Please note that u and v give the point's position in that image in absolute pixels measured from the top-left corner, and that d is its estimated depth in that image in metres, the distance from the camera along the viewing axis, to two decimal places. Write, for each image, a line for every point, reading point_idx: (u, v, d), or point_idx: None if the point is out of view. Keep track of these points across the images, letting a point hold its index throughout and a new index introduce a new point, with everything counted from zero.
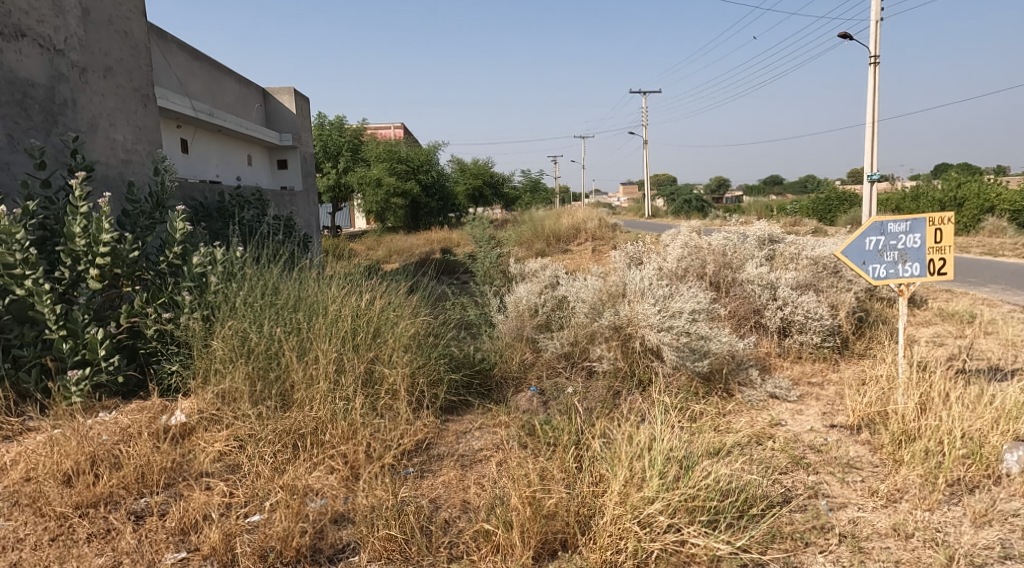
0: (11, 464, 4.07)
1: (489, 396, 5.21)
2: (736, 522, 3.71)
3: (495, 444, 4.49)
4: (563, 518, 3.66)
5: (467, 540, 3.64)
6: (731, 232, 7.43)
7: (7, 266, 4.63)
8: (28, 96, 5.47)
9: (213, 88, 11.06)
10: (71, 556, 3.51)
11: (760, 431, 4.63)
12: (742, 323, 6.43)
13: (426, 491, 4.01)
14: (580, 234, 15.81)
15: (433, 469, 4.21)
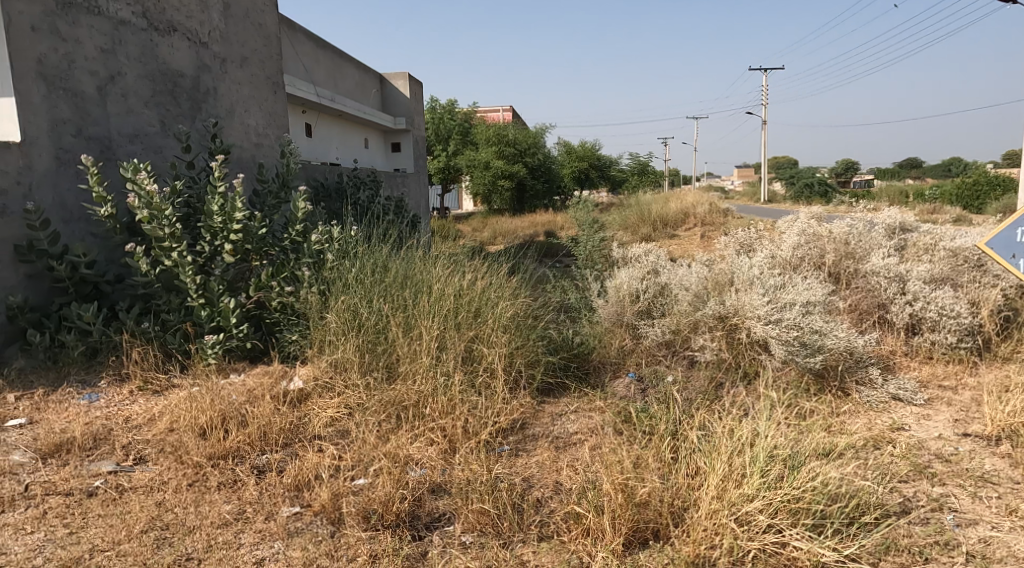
0: (159, 415, 4.56)
1: (587, 380, 5.35)
2: (845, 529, 3.67)
3: (590, 428, 4.63)
4: (656, 508, 3.75)
5: (558, 521, 3.81)
6: (859, 219, 7.21)
7: (157, 239, 5.16)
8: (177, 86, 6.29)
9: (335, 74, 11.64)
10: (205, 500, 3.84)
11: (880, 434, 4.55)
12: (864, 318, 6.24)
13: (520, 469, 4.21)
14: (689, 220, 15.57)
15: (528, 449, 4.41)
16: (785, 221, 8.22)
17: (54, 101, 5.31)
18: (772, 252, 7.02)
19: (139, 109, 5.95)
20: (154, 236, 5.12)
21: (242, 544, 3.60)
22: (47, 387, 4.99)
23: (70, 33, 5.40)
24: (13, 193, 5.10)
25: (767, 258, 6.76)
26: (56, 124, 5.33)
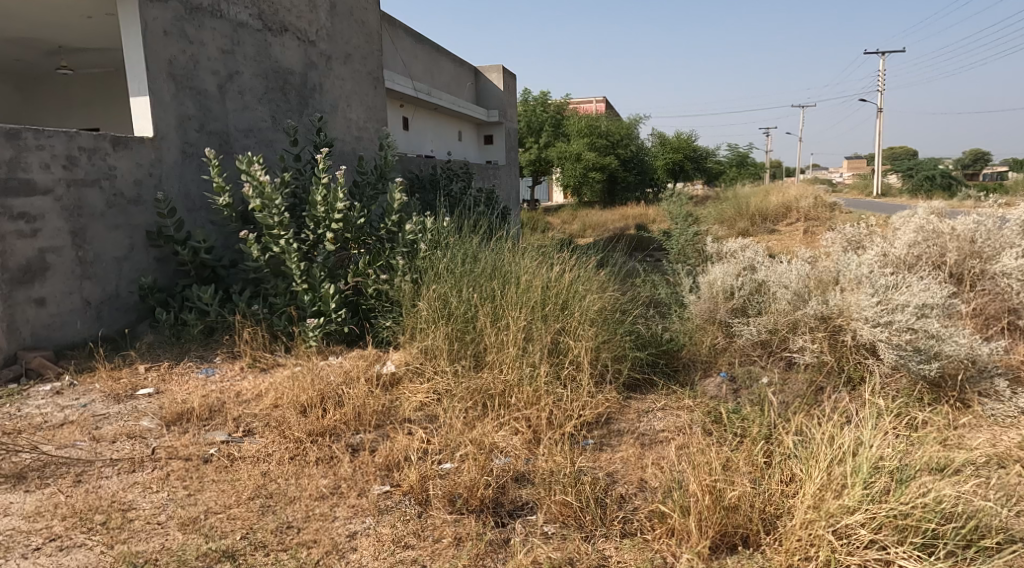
0: (265, 392, 4.87)
1: (675, 377, 5.42)
2: (960, 552, 3.39)
3: (677, 427, 4.64)
4: (746, 513, 3.66)
5: (642, 518, 3.80)
6: (987, 214, 6.72)
7: (268, 227, 5.55)
8: (287, 83, 7.71)
9: (432, 68, 11.90)
10: (304, 473, 4.01)
11: (1004, 452, 4.30)
12: (989, 322, 6.03)
13: (604, 464, 4.25)
14: (791, 214, 15.11)
15: (612, 444, 4.45)
16: (900, 217, 7.86)
17: (182, 98, 6.58)
18: (883, 249, 6.70)
19: (252, 104, 7.31)
20: (265, 223, 5.53)
21: (337, 517, 3.71)
22: (171, 359, 5.73)
23: (195, 36, 6.65)
24: (146, 183, 6.36)
25: (878, 256, 6.44)
26: (183, 118, 6.61)
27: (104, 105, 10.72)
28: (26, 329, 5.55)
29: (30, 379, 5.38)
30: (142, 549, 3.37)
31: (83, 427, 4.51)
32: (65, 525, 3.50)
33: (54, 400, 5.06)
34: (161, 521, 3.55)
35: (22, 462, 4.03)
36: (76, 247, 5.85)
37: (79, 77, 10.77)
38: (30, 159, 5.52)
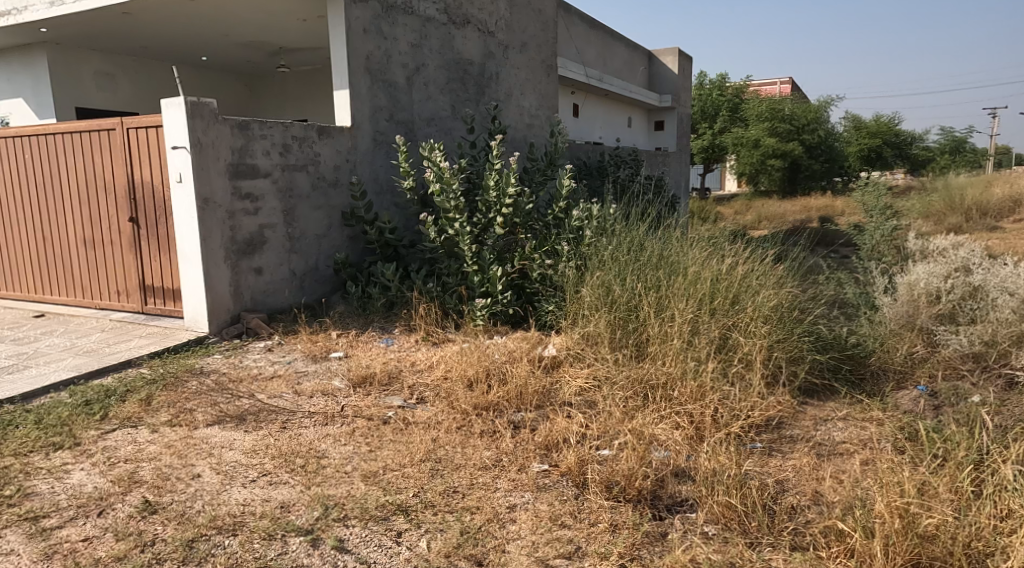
0: (435, 363, 5.24)
1: (859, 386, 5.11)
2: None
3: (860, 440, 4.34)
4: (947, 545, 3.14)
5: (816, 534, 3.41)
6: None
7: (445, 210, 6.02)
8: (467, 73, 8.17)
9: (606, 53, 11.97)
10: (469, 444, 4.16)
11: None
12: None
13: (773, 471, 3.99)
14: (1020, 209, 13.95)
15: (783, 450, 4.21)
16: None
17: (376, 90, 7.13)
18: None
19: (435, 94, 7.83)
20: (443, 207, 6.00)
21: (498, 488, 3.74)
22: (358, 327, 6.30)
23: (390, 32, 7.16)
24: (343, 168, 7.04)
25: None
26: (376, 109, 7.19)
27: (314, 98, 11.76)
28: (248, 294, 6.42)
29: (249, 335, 6.25)
30: (333, 493, 3.61)
31: (288, 381, 5.15)
32: (274, 464, 3.94)
33: (267, 355, 5.79)
34: (348, 471, 3.83)
35: (243, 406, 4.72)
36: (286, 225, 6.63)
37: (294, 74, 11.91)
38: (255, 147, 6.28)
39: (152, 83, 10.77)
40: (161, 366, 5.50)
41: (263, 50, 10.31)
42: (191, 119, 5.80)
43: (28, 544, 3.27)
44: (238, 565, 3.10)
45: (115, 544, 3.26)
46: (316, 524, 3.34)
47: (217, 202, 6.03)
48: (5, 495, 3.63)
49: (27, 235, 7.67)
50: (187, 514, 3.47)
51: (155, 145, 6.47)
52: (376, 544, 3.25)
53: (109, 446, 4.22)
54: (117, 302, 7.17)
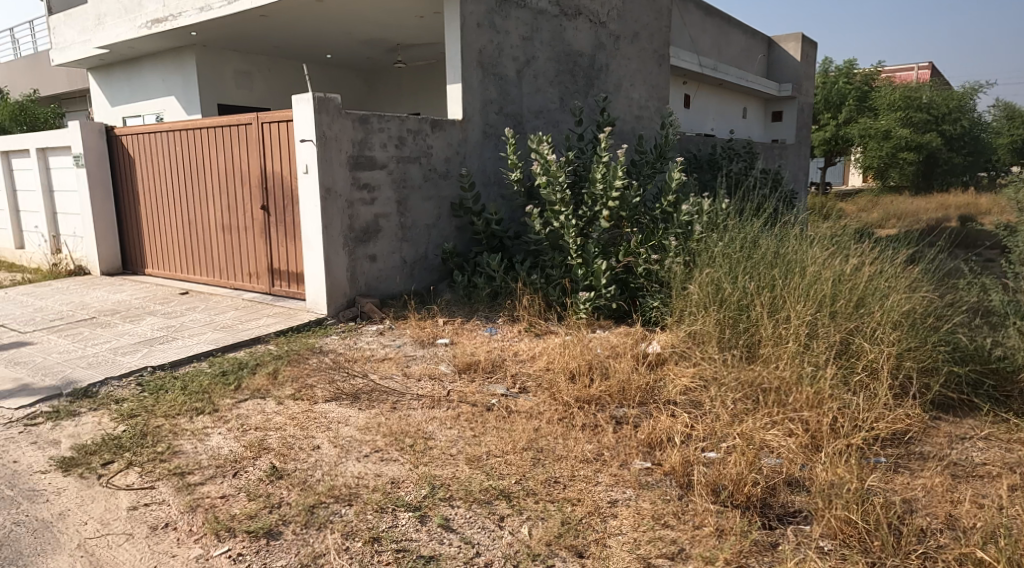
0: (539, 354, 5.39)
1: (1005, 404, 4.66)
2: None
3: (1004, 462, 4.11)
4: None
5: (949, 559, 3.21)
6: None
7: (552, 203, 6.16)
8: (577, 64, 8.24)
9: (721, 41, 11.74)
10: (570, 436, 4.20)
11: None
12: None
13: (900, 489, 3.78)
14: None
15: (911, 468, 3.99)
16: None
17: (487, 84, 7.31)
18: None
19: (544, 87, 7.93)
20: (550, 199, 6.14)
21: (600, 482, 3.77)
22: (463, 316, 6.52)
23: (502, 26, 7.32)
24: (453, 160, 7.26)
25: None
26: (486, 102, 7.38)
27: (429, 93, 12.12)
28: (363, 279, 6.76)
29: (362, 319, 6.59)
30: (440, 473, 3.81)
31: (398, 364, 5.43)
32: (385, 441, 4.18)
33: (379, 338, 6.11)
34: (453, 453, 4.02)
35: (357, 385, 5.03)
36: (399, 215, 6.92)
37: (410, 70, 12.32)
38: (373, 139, 6.59)
39: (280, 81, 11.55)
40: (286, 343, 5.93)
41: (381, 46, 10.74)
42: (317, 114, 6.16)
43: (177, 496, 3.66)
44: (353, 533, 3.34)
45: (248, 503, 3.57)
46: (423, 502, 3.53)
47: (338, 192, 6.38)
48: (156, 451, 4.06)
49: (174, 220, 8.37)
50: (309, 482, 3.76)
51: (286, 139, 6.91)
52: (480, 526, 3.39)
53: (241, 414, 4.61)
54: (248, 283, 7.72)
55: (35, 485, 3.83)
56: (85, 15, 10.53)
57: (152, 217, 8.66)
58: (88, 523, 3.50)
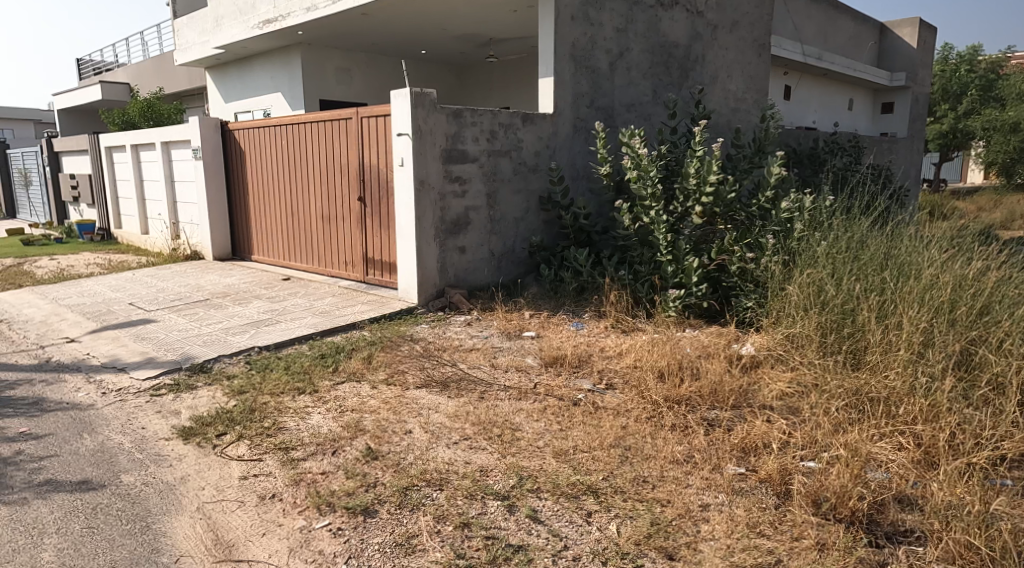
0: (626, 351, 5.43)
1: None
2: None
3: None
4: None
5: None
6: None
7: (642, 197, 6.22)
8: (672, 55, 8.18)
9: (827, 29, 11.40)
10: (659, 435, 4.16)
11: None
12: None
13: None
14: None
15: None
16: None
17: (579, 76, 7.37)
18: None
19: (637, 80, 7.92)
20: (640, 194, 6.20)
21: (690, 485, 3.72)
22: (549, 309, 6.62)
23: (596, 18, 7.36)
24: (543, 154, 7.36)
25: None
26: (578, 96, 7.44)
27: (519, 87, 12.24)
28: (452, 271, 6.96)
29: (450, 309, 6.79)
30: (527, 465, 3.93)
31: (485, 354, 5.59)
32: (473, 430, 4.34)
33: (467, 329, 6.29)
34: (540, 445, 4.14)
35: (447, 373, 5.22)
36: (489, 208, 7.08)
37: (501, 64, 12.48)
38: (466, 134, 6.76)
39: (379, 75, 11.94)
40: (379, 330, 6.19)
41: (475, 41, 10.92)
42: (414, 109, 6.39)
43: (281, 470, 3.93)
44: (444, 517, 3.50)
45: (345, 480, 3.80)
46: (512, 492, 3.66)
47: (431, 184, 6.60)
48: (264, 426, 4.36)
49: (279, 210, 8.81)
50: (402, 464, 3.95)
51: (383, 133, 7.17)
52: (568, 520, 3.47)
53: (339, 395, 4.87)
54: (345, 271, 8.05)
55: (160, 450, 4.19)
56: (205, 18, 11.32)
57: (259, 206, 9.14)
58: (205, 488, 3.81)
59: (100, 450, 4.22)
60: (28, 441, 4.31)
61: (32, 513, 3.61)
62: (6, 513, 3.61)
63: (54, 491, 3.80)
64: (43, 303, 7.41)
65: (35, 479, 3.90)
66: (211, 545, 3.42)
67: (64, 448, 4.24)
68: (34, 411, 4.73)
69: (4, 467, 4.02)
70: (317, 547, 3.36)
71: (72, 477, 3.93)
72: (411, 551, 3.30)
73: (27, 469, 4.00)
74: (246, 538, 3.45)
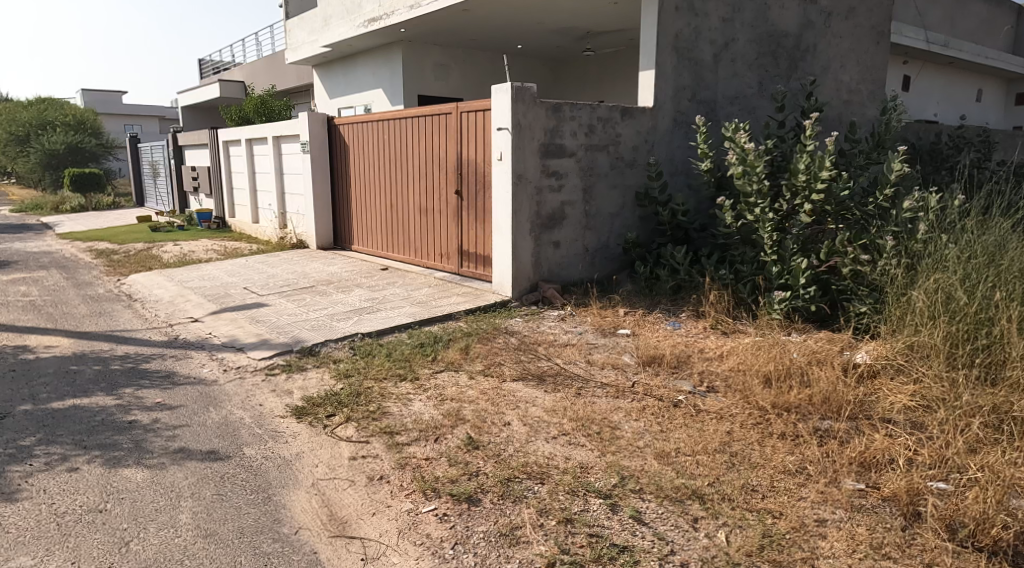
0: (727, 354, 5.28)
1: None
2: None
3: None
4: None
5: None
6: None
7: (746, 194, 6.04)
8: (781, 45, 7.90)
9: (954, 14, 10.79)
10: (767, 443, 4.05)
11: None
12: None
13: None
14: None
15: None
16: None
17: (682, 69, 7.23)
18: None
19: (742, 71, 7.70)
20: (744, 191, 6.02)
21: (805, 498, 3.59)
22: (645, 308, 6.54)
23: (701, 8, 7.20)
24: (642, 149, 7.26)
25: None
26: (679, 89, 7.29)
27: (615, 81, 12.12)
28: (546, 265, 6.97)
29: (544, 304, 6.80)
30: (628, 464, 3.91)
31: (581, 351, 5.57)
32: (572, 426, 4.34)
33: (561, 324, 6.28)
34: (641, 445, 4.10)
35: (543, 367, 5.24)
36: (585, 203, 7.04)
37: (598, 58, 12.36)
38: (565, 128, 6.75)
39: (479, 69, 12.06)
40: (474, 322, 6.27)
41: (573, 35, 10.86)
42: (514, 103, 6.43)
43: (387, 453, 4.05)
44: (547, 511, 3.52)
45: (449, 467, 3.88)
46: (613, 490, 3.65)
47: (529, 178, 6.63)
48: (370, 410, 4.51)
49: (380, 202, 9.04)
50: (503, 455, 4.00)
51: (482, 127, 7.23)
52: (673, 524, 3.43)
53: (439, 384, 4.96)
54: (441, 263, 8.18)
55: (277, 427, 4.40)
56: (314, 18, 11.75)
57: (360, 197, 9.41)
58: (318, 465, 3.98)
59: (224, 423, 4.45)
60: (163, 411, 4.60)
61: (169, 477, 3.85)
62: (148, 475, 3.87)
63: (188, 459, 4.04)
64: (170, 284, 7.89)
65: (171, 446, 4.15)
66: (327, 520, 3.55)
67: (194, 419, 4.50)
68: (166, 383, 5.04)
69: (144, 434, 4.31)
70: (424, 531, 3.45)
71: (201, 446, 4.17)
72: (515, 542, 3.34)
73: (163, 437, 4.27)
74: (358, 516, 3.57)
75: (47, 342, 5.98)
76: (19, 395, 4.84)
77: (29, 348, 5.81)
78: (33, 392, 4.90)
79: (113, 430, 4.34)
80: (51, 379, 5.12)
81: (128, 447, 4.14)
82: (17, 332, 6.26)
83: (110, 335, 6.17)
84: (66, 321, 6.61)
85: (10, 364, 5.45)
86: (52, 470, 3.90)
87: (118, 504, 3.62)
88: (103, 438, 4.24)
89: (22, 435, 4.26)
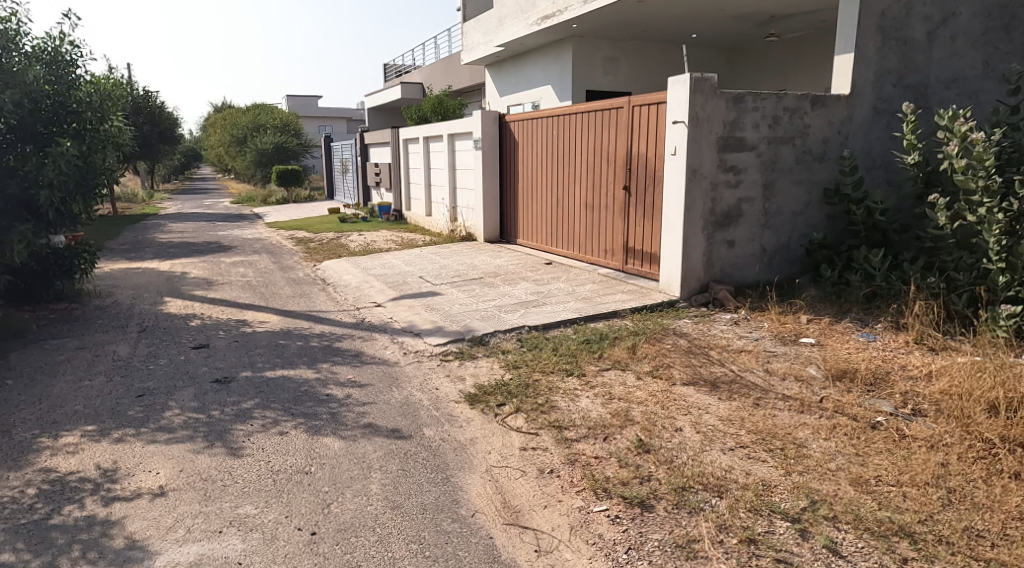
0: (937, 374, 4.61)
1: None
2: None
3: None
4: None
5: None
6: None
7: (968, 191, 5.30)
8: (1015, 18, 6.77)
9: None
10: (994, 482, 3.47)
11: None
12: None
13: None
14: None
15: None
16: None
17: (886, 51, 6.52)
18: None
19: (963, 50, 6.78)
20: (965, 187, 5.28)
21: None
22: (831, 315, 5.93)
23: None
24: (834, 141, 6.61)
25: None
26: (883, 73, 6.57)
27: (797, 70, 11.32)
28: (719, 265, 6.52)
29: (715, 305, 6.38)
30: (819, 488, 3.48)
31: (757, 358, 5.12)
32: (750, 439, 3.96)
33: (734, 327, 5.84)
34: (832, 468, 3.64)
35: (716, 373, 4.87)
36: (765, 199, 6.52)
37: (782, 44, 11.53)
38: (746, 119, 6.27)
39: (656, 60, 11.64)
40: (641, 320, 5.98)
41: (757, 20, 10.16)
42: (694, 94, 6.05)
43: (557, 447, 3.89)
44: (728, 527, 3.20)
45: (619, 469, 3.64)
46: (802, 515, 3.26)
47: (704, 173, 6.23)
48: (538, 403, 4.36)
49: (547, 196, 8.92)
50: (676, 462, 3.70)
51: (655, 117, 6.88)
52: (877, 562, 2.99)
53: (606, 382, 4.73)
54: (605, 259, 7.92)
55: (452, 411, 4.36)
56: (489, 19, 11.91)
57: (527, 190, 9.35)
58: (491, 453, 3.88)
59: (407, 403, 4.48)
60: (354, 387, 4.71)
61: (362, 449, 3.91)
62: (345, 445, 3.95)
63: (375, 434, 4.08)
64: (357, 270, 8.23)
65: (362, 421, 4.22)
66: (501, 507, 3.44)
67: (381, 397, 4.58)
68: (356, 362, 5.20)
69: (339, 407, 4.42)
70: (596, 530, 3.24)
71: (386, 424, 4.20)
72: (692, 556, 3.05)
73: (356, 411, 4.35)
74: (530, 507, 3.42)
75: (261, 317, 6.40)
76: (240, 363, 5.17)
77: (246, 321, 6.24)
78: (252, 360, 5.22)
79: (314, 401, 4.49)
80: (265, 350, 5.44)
81: (326, 417, 4.27)
82: (238, 307, 6.76)
83: (311, 314, 6.50)
84: (274, 299, 7.06)
85: (234, 334, 5.86)
86: (268, 431, 4.08)
87: (322, 469, 3.71)
88: (306, 407, 4.40)
89: (244, 398, 4.52)
